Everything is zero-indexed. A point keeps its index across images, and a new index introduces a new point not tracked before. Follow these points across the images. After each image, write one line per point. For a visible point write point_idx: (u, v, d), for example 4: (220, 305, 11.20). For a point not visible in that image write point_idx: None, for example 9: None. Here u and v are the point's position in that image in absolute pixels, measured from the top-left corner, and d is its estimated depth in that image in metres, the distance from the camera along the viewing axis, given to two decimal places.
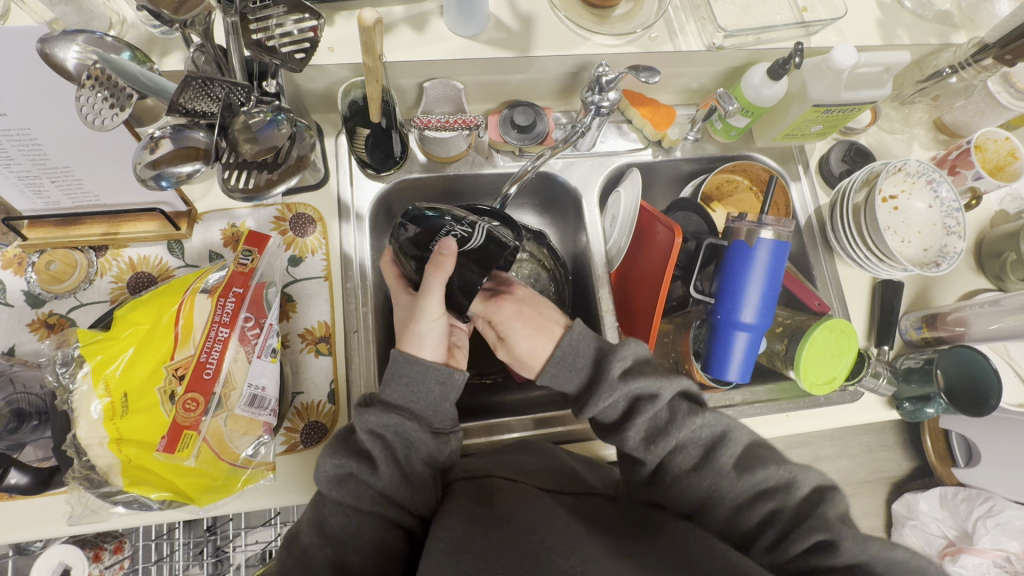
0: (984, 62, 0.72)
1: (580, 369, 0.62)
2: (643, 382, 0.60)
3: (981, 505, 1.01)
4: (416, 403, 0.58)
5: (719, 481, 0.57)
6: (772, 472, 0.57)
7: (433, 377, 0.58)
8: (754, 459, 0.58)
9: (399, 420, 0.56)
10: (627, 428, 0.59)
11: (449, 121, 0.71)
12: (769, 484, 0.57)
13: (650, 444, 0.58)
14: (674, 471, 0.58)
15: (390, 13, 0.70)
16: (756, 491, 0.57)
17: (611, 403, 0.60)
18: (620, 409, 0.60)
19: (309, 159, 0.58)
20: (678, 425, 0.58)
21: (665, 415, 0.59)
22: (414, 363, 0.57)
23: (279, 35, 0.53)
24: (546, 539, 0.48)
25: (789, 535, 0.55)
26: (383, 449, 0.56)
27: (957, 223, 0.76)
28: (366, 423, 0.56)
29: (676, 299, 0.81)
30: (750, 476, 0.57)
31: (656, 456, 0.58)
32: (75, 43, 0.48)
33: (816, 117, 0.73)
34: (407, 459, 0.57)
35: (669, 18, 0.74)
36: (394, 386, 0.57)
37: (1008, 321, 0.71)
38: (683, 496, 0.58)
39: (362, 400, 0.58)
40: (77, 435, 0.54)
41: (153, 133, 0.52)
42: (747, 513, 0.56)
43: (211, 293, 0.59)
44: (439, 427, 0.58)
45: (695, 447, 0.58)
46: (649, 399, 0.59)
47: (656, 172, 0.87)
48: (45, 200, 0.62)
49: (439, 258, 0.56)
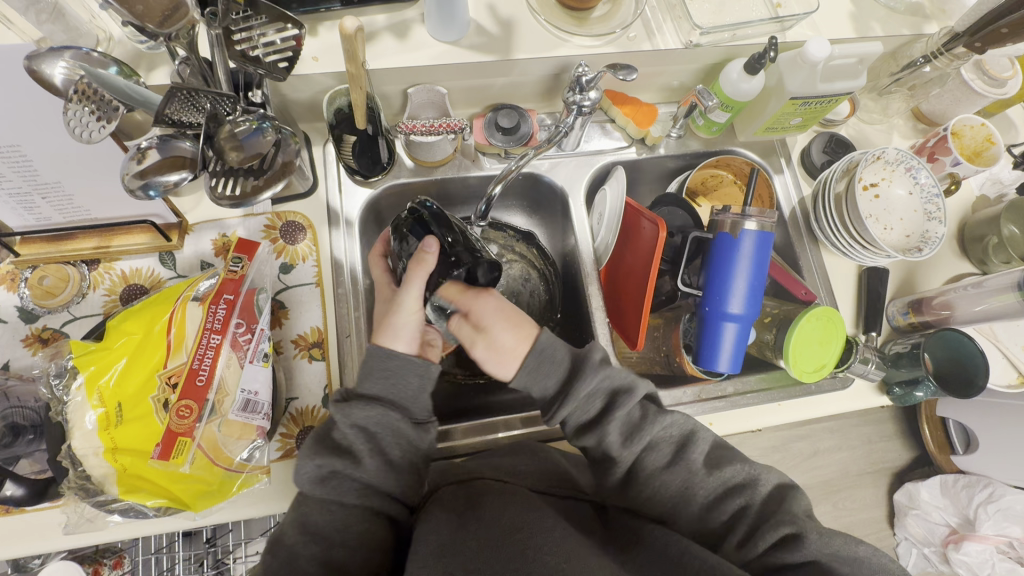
0: (956, 50, 0.74)
1: (553, 375, 0.59)
2: (607, 392, 0.59)
3: (981, 492, 1.00)
4: (395, 394, 0.57)
5: (692, 479, 0.57)
6: (740, 468, 0.59)
7: (412, 370, 0.57)
8: (724, 455, 0.60)
9: (378, 413, 0.56)
10: (601, 432, 0.58)
11: (434, 126, 0.71)
12: (738, 479, 0.58)
13: (625, 443, 0.58)
14: (647, 471, 0.58)
15: (372, 21, 0.71)
16: (726, 487, 0.58)
17: (587, 404, 0.58)
18: (595, 410, 0.59)
19: (294, 164, 0.60)
20: (652, 424, 0.58)
21: (638, 412, 0.59)
22: (391, 356, 0.57)
23: (262, 44, 0.54)
24: (529, 535, 0.49)
25: (756, 530, 0.56)
26: (365, 443, 0.55)
27: (937, 209, 0.77)
28: (349, 417, 0.55)
29: (665, 294, 0.81)
30: (720, 472, 0.58)
31: (632, 454, 0.58)
32: (62, 59, 0.49)
33: (794, 109, 0.74)
34: (389, 449, 0.56)
35: (646, 18, 0.76)
36: (373, 379, 0.57)
37: (993, 302, 0.72)
38: (655, 499, 0.58)
39: (340, 397, 0.57)
40: (72, 445, 0.54)
41: (140, 144, 0.53)
42: (716, 510, 0.57)
43: (202, 300, 0.60)
44: (421, 418, 0.58)
45: (667, 446, 0.58)
46: (625, 399, 0.58)
47: (642, 170, 0.88)
48: (37, 216, 0.63)
49: (422, 254, 0.59)
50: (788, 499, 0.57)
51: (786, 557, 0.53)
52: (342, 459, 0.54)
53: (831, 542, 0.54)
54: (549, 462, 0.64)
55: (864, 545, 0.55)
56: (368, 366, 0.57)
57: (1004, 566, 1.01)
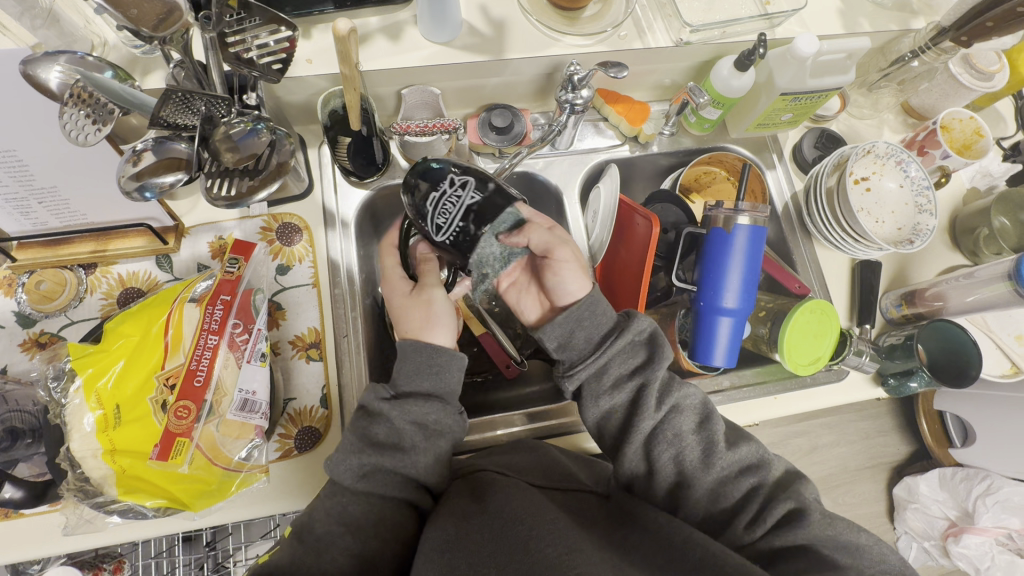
0: (943, 45, 0.75)
1: (600, 326, 0.60)
2: (642, 348, 0.60)
3: (979, 484, 1.00)
4: (441, 389, 0.59)
5: (712, 450, 0.57)
6: (753, 448, 0.59)
7: (456, 364, 0.59)
8: (738, 435, 0.60)
9: (433, 407, 0.57)
10: (643, 379, 0.58)
11: (428, 126, 0.72)
12: (751, 460, 0.58)
13: (657, 400, 0.58)
14: (671, 433, 0.58)
15: (365, 24, 0.72)
16: (740, 466, 0.58)
17: (623, 357, 0.59)
18: (638, 360, 0.59)
19: (289, 164, 0.59)
20: (679, 388, 0.59)
21: (672, 374, 0.60)
22: (438, 353, 0.59)
23: (257, 47, 0.54)
24: (535, 529, 0.48)
25: (765, 507, 0.56)
26: (422, 439, 0.57)
27: (927, 201, 0.78)
28: (407, 412, 0.56)
29: (661, 290, 0.84)
30: (736, 450, 0.58)
31: (662, 414, 0.58)
32: (57, 64, 0.49)
33: (785, 105, 0.75)
34: (442, 446, 0.58)
35: (637, 17, 0.77)
36: (422, 375, 0.58)
37: (984, 293, 0.72)
38: (672, 468, 0.58)
39: (389, 394, 0.58)
40: (71, 447, 0.54)
41: (135, 146, 0.53)
42: (730, 488, 0.57)
43: (199, 301, 0.60)
44: (462, 409, 0.60)
45: (693, 412, 0.59)
46: (660, 358, 0.59)
47: (635, 167, 0.89)
48: (33, 221, 0.63)
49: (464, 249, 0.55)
50: (783, 487, 0.58)
51: (783, 548, 0.54)
52: (388, 455, 0.55)
53: (833, 524, 0.55)
54: (549, 458, 0.64)
55: (865, 533, 0.56)
56: (416, 364, 0.58)
57: (1004, 557, 1.02)
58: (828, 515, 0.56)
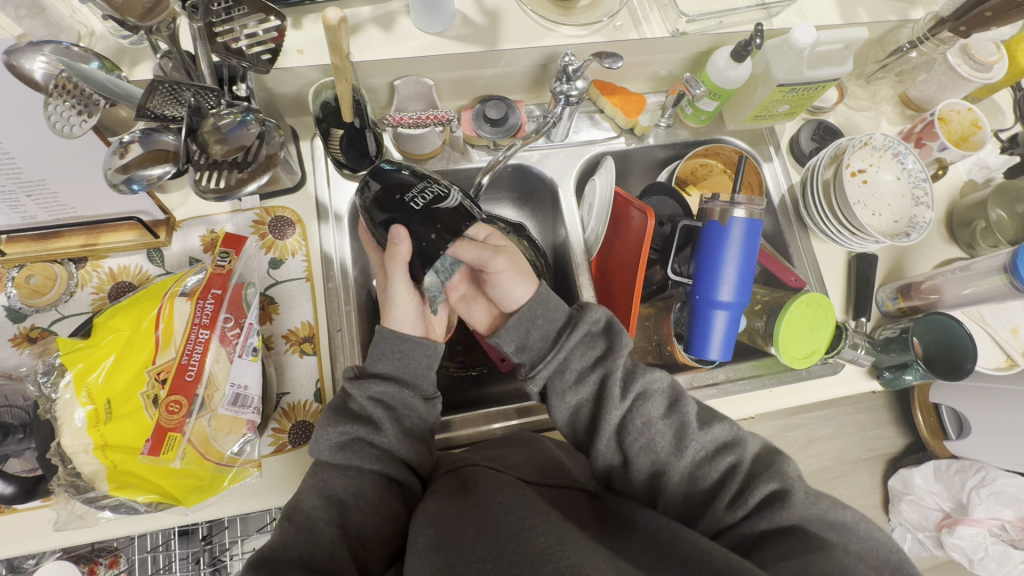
0: (942, 35, 0.74)
1: (553, 322, 0.61)
2: (600, 340, 0.61)
3: (973, 476, 1.01)
4: (406, 372, 0.59)
5: (685, 431, 0.58)
6: (727, 426, 0.59)
7: (421, 351, 0.59)
8: (712, 414, 0.60)
9: (395, 388, 0.57)
10: (607, 367, 0.59)
11: (421, 118, 0.71)
12: (726, 438, 0.58)
13: (623, 387, 0.59)
14: (640, 422, 0.58)
15: (357, 14, 0.71)
16: (715, 445, 0.58)
17: (580, 351, 0.60)
18: (597, 351, 0.61)
19: (279, 157, 0.58)
20: (642, 375, 0.60)
21: (631, 363, 0.61)
22: (400, 340, 0.59)
23: (246, 36, 0.54)
24: (526, 519, 0.49)
25: (745, 489, 0.55)
26: (384, 414, 0.57)
27: (924, 193, 0.78)
28: (365, 391, 0.57)
29: (656, 284, 0.81)
30: (710, 429, 0.58)
31: (629, 403, 0.59)
32: (41, 54, 0.48)
33: (782, 97, 0.75)
34: (405, 420, 0.58)
35: (633, 7, 0.75)
36: (385, 358, 0.58)
37: (981, 286, 0.73)
38: (646, 454, 0.58)
39: (354, 374, 0.59)
40: (61, 443, 0.54)
41: (122, 138, 0.53)
42: (707, 468, 0.57)
43: (190, 295, 0.60)
44: (430, 393, 0.60)
45: (660, 398, 0.59)
46: (618, 348, 0.60)
47: (632, 160, 0.88)
48: (22, 215, 0.62)
49: (392, 247, 0.55)
50: (785, 474, 0.57)
51: None
52: (364, 427, 0.56)
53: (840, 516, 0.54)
54: (545, 452, 0.64)
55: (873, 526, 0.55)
56: (377, 350, 0.59)
57: (997, 548, 1.03)
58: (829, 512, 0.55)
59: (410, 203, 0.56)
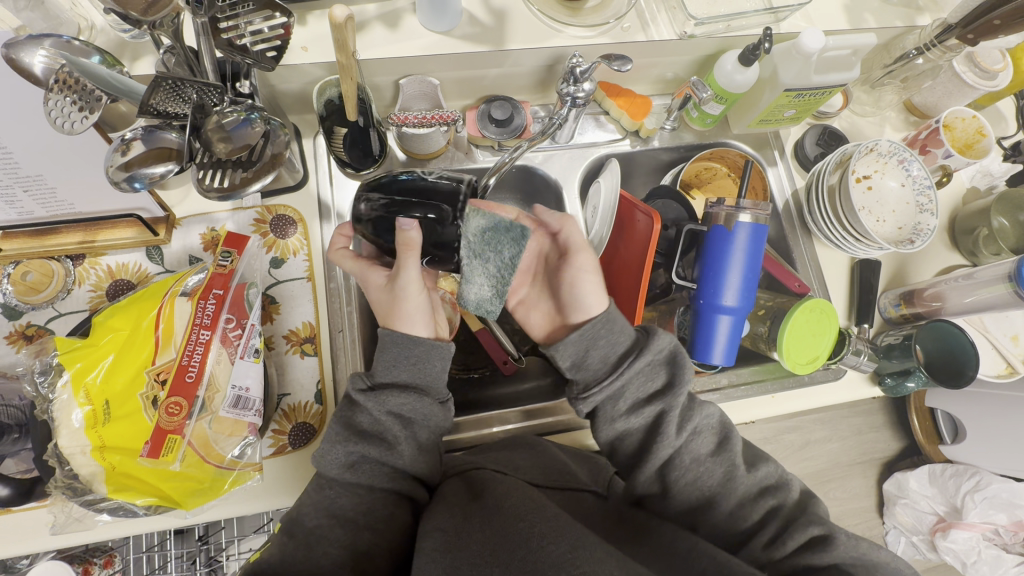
0: (949, 42, 0.74)
1: (617, 345, 0.59)
2: (663, 369, 0.58)
3: (968, 481, 1.01)
4: (419, 378, 0.58)
5: (733, 471, 0.56)
6: (772, 469, 0.59)
7: (435, 353, 0.58)
8: (757, 456, 0.60)
9: (416, 399, 0.56)
10: (661, 406, 0.56)
11: (427, 117, 0.70)
12: (770, 481, 0.58)
13: (677, 428, 0.56)
14: (689, 458, 0.56)
15: (362, 11, 0.70)
16: (760, 487, 0.57)
17: (641, 380, 0.57)
18: (655, 384, 0.57)
19: (284, 156, 0.58)
20: (699, 411, 0.58)
21: (691, 397, 0.59)
22: (415, 343, 0.57)
23: (250, 33, 0.53)
24: (535, 526, 0.48)
25: (785, 530, 0.55)
26: (400, 430, 0.56)
27: (929, 201, 0.77)
28: (383, 404, 0.55)
29: (660, 287, 0.82)
30: (755, 471, 0.57)
31: (681, 440, 0.56)
32: (42, 48, 0.47)
33: (788, 101, 0.74)
34: (419, 433, 0.57)
35: (640, 8, 0.75)
36: (402, 365, 0.57)
37: (981, 294, 0.73)
38: (690, 492, 0.56)
39: (364, 386, 0.57)
40: (59, 444, 0.53)
41: (124, 135, 0.52)
42: (750, 509, 0.56)
43: (191, 295, 0.59)
44: (444, 397, 0.59)
45: (711, 434, 0.57)
46: (682, 381, 0.57)
47: (636, 162, 0.88)
48: (19, 210, 0.61)
49: (403, 235, 0.51)
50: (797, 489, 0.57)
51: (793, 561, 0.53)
52: (372, 436, 0.55)
53: (840, 532, 0.54)
54: (548, 456, 0.64)
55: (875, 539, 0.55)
56: (392, 357, 0.57)
57: (990, 552, 1.04)
58: (834, 525, 0.55)
59: (415, 215, 0.52)
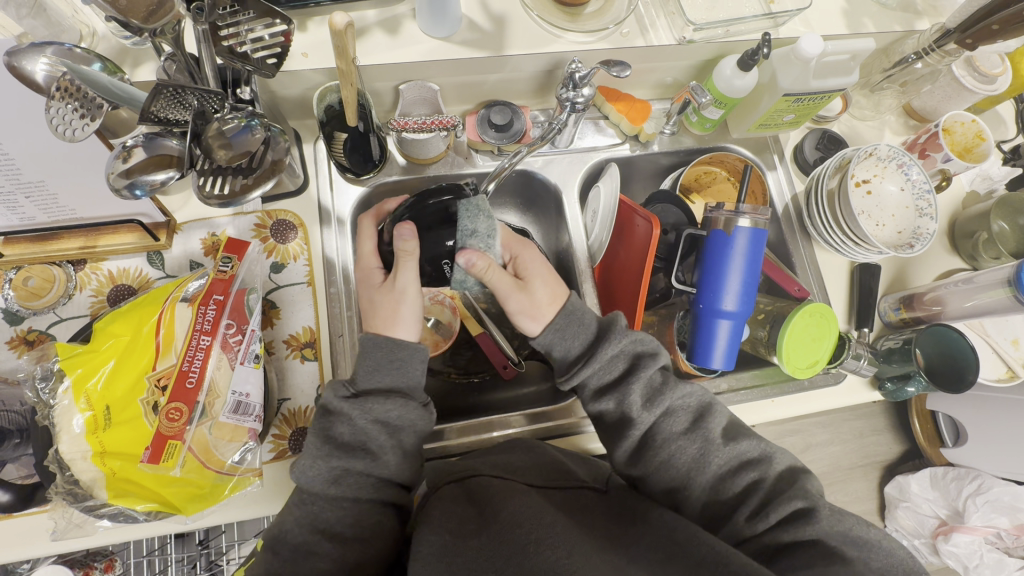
0: (947, 47, 0.74)
1: (578, 339, 0.62)
2: (624, 359, 0.61)
3: (970, 484, 1.01)
4: (401, 382, 0.58)
5: (708, 448, 0.57)
6: (754, 443, 0.59)
7: (416, 357, 0.59)
8: (739, 430, 0.60)
9: (399, 402, 0.57)
10: (620, 395, 0.59)
11: (426, 123, 0.71)
12: (752, 454, 0.58)
13: (645, 405, 0.59)
14: (662, 436, 0.58)
15: (362, 17, 0.70)
16: (741, 460, 0.58)
17: (600, 373, 0.61)
18: (617, 372, 0.61)
19: (283, 162, 0.59)
20: (671, 391, 0.59)
21: (660, 378, 0.60)
22: (399, 346, 0.59)
23: (250, 40, 0.53)
24: (534, 532, 0.48)
25: (768, 505, 0.55)
26: (387, 439, 0.56)
27: (928, 205, 0.77)
28: (370, 412, 0.55)
29: (660, 291, 0.81)
30: (734, 445, 0.58)
31: (652, 418, 0.58)
32: (44, 55, 0.48)
33: (787, 106, 0.74)
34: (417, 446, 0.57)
35: (639, 14, 0.75)
36: (383, 369, 0.58)
37: (982, 298, 0.73)
38: (665, 471, 0.58)
39: (348, 393, 0.57)
40: (60, 450, 0.54)
41: (125, 142, 0.52)
42: (730, 482, 0.57)
43: (191, 301, 0.59)
44: (426, 401, 0.60)
45: (685, 412, 0.59)
46: (640, 368, 0.60)
47: (636, 166, 0.88)
48: (21, 216, 0.61)
49: (403, 243, 0.59)
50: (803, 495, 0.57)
51: None
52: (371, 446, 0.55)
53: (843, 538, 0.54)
54: (547, 457, 0.63)
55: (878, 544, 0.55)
56: (373, 362, 0.58)
57: (992, 556, 1.04)
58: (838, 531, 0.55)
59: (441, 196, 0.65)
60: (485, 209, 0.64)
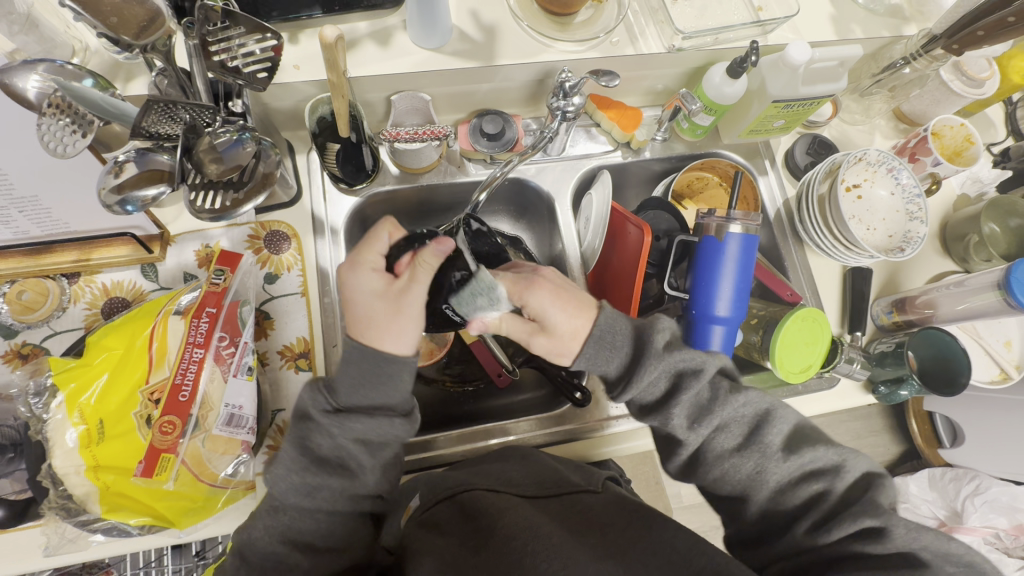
0: (934, 52, 0.75)
1: (615, 359, 0.59)
2: (669, 375, 0.58)
3: (967, 484, 1.01)
4: (377, 399, 0.54)
5: (766, 462, 0.56)
6: (823, 453, 0.56)
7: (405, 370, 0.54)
8: (802, 438, 0.57)
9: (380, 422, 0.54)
10: (666, 413, 0.57)
11: (418, 133, 0.71)
12: (818, 465, 0.56)
13: (694, 423, 0.57)
14: (715, 452, 0.57)
15: (353, 29, 0.71)
16: (804, 471, 0.56)
17: (645, 389, 0.58)
18: (662, 388, 0.58)
19: (274, 175, 0.61)
20: (723, 406, 0.57)
21: (709, 392, 0.58)
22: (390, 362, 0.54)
23: (242, 55, 0.53)
24: (528, 545, 0.48)
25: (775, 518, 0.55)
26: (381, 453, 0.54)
27: (918, 209, 0.78)
28: (356, 441, 0.54)
29: (653, 297, 0.81)
30: (797, 457, 0.56)
31: (702, 435, 0.57)
32: (35, 73, 0.49)
33: (777, 112, 0.75)
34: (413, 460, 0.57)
35: (629, 22, 0.76)
36: (375, 402, 0.54)
37: (974, 301, 0.73)
38: (723, 483, 0.58)
39: (332, 408, 0.54)
40: (53, 464, 0.54)
41: (117, 157, 0.52)
42: (790, 495, 0.55)
43: (184, 314, 0.59)
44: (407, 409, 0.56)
45: (739, 427, 0.57)
46: (686, 387, 0.57)
47: (628, 173, 0.88)
48: (14, 230, 0.60)
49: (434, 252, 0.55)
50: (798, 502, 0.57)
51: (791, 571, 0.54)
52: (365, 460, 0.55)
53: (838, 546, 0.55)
54: (542, 465, 0.63)
55: None
56: (360, 375, 0.54)
57: (991, 556, 1.04)
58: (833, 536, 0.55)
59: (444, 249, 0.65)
60: (483, 287, 0.61)
